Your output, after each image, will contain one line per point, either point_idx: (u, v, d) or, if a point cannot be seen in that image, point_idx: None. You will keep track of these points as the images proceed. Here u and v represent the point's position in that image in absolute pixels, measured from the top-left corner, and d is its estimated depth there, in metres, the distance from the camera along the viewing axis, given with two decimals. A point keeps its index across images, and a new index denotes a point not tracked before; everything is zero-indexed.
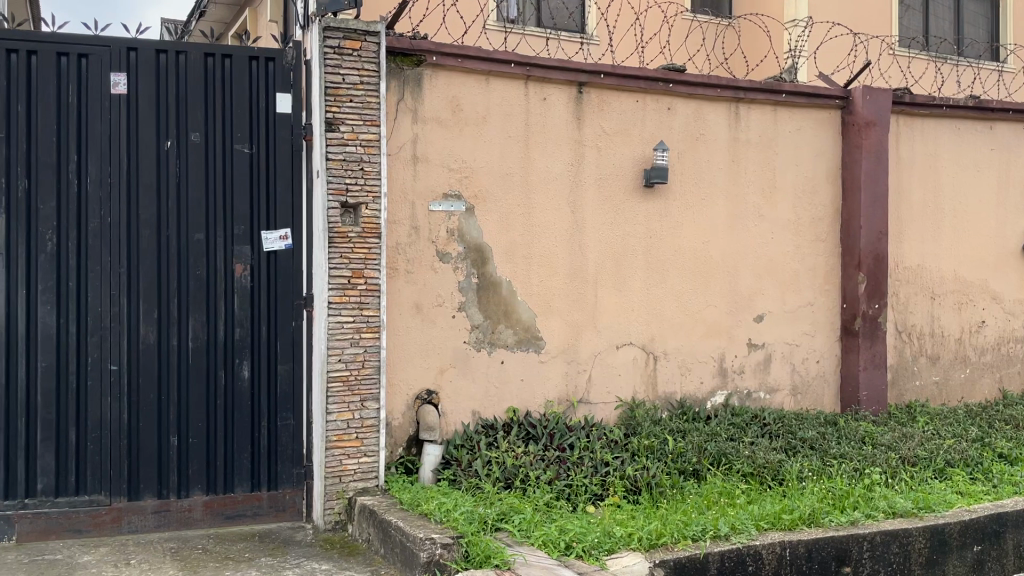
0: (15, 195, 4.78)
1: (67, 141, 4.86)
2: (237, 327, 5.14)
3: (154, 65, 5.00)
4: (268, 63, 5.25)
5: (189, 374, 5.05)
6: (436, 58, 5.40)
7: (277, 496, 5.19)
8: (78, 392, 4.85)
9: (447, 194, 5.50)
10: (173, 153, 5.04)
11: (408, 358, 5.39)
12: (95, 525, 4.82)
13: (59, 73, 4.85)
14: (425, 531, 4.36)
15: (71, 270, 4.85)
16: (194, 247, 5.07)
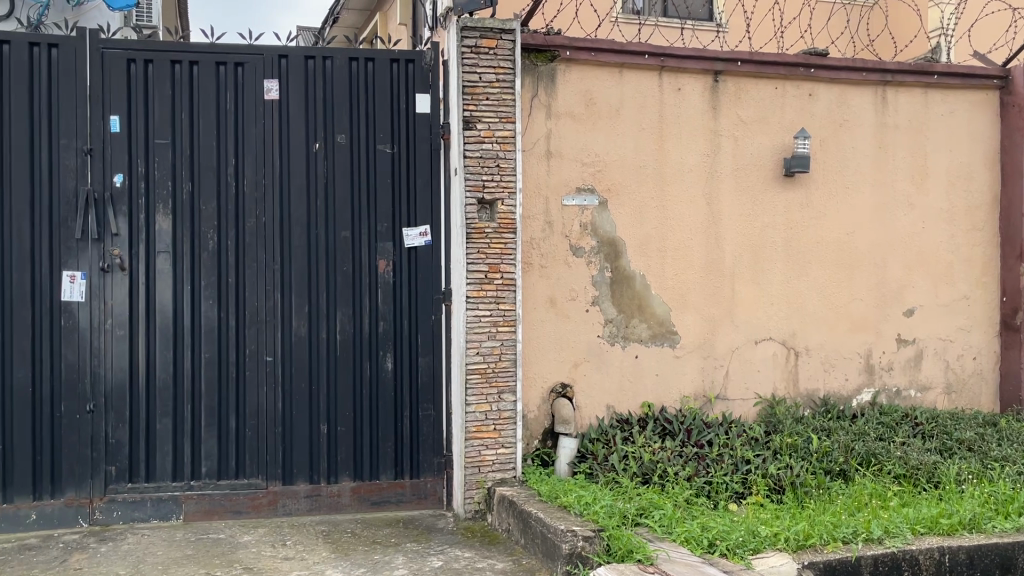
0: (180, 196, 5.10)
1: (225, 145, 5.15)
2: (381, 321, 5.34)
3: (304, 71, 5.24)
4: (408, 65, 5.40)
5: (338, 365, 5.28)
6: (569, 53, 5.41)
7: (419, 484, 5.36)
8: (237, 381, 5.15)
9: (580, 188, 5.50)
10: (321, 154, 5.27)
11: (543, 352, 5.43)
12: (253, 507, 5.11)
13: (218, 81, 5.14)
14: (566, 522, 4.39)
15: (231, 266, 5.15)
16: (341, 244, 5.29)
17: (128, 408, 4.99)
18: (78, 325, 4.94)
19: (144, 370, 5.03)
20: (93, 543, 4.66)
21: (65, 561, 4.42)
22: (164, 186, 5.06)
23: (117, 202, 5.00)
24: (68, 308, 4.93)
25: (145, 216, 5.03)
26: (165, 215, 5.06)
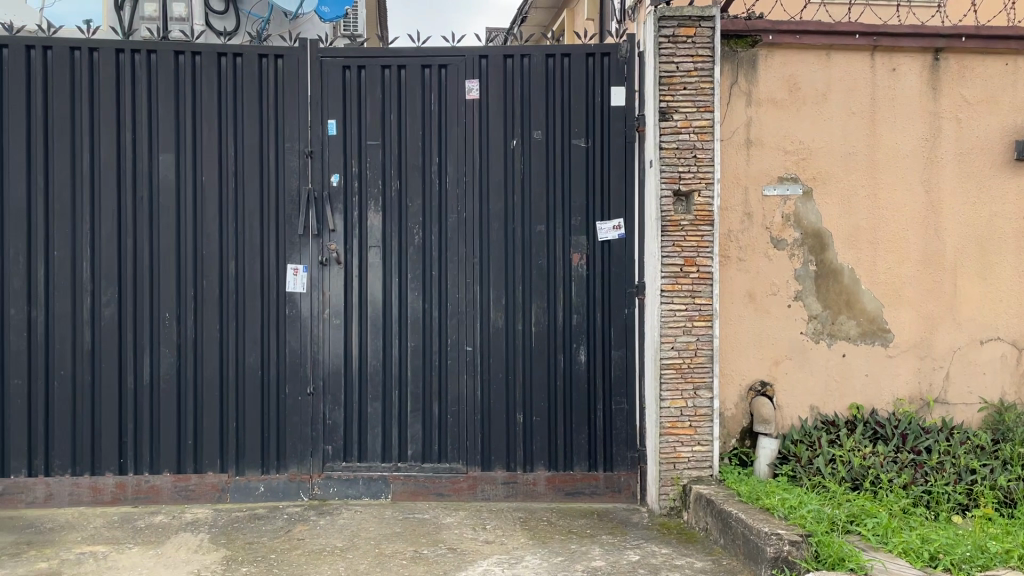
0: (389, 194, 5.39)
1: (430, 144, 5.39)
2: (575, 314, 5.38)
3: (503, 70, 5.38)
4: (604, 59, 5.40)
5: (533, 357, 5.38)
6: (772, 37, 5.20)
7: (612, 477, 5.36)
8: (440, 369, 5.39)
9: (783, 177, 5.27)
10: (519, 150, 5.39)
11: (741, 348, 5.26)
12: (454, 490, 5.32)
13: (423, 84, 5.38)
14: (769, 525, 4.23)
15: (434, 260, 5.39)
16: (537, 238, 5.38)
17: (343, 392, 5.35)
18: (300, 314, 5.33)
19: (357, 357, 5.37)
20: (313, 516, 5.03)
21: (289, 531, 4.82)
22: (374, 184, 5.37)
23: (334, 200, 5.35)
24: (292, 297, 5.34)
25: (358, 213, 5.36)
26: (375, 212, 5.37)
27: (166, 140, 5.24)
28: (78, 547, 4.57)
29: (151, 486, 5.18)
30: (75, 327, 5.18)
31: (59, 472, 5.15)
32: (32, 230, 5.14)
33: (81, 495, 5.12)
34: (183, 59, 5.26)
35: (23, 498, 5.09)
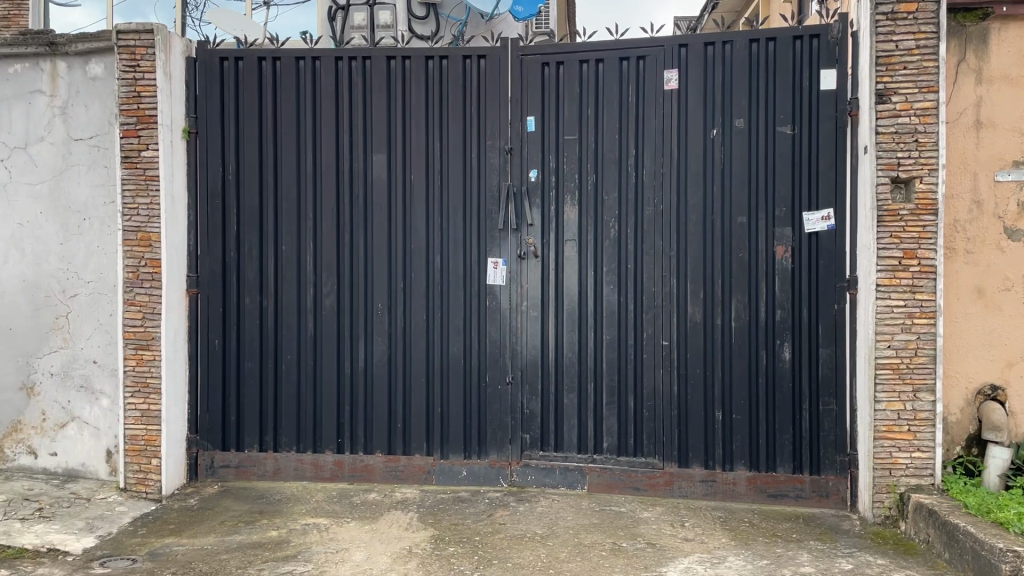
0: (586, 187, 5.42)
1: (628, 137, 5.36)
2: (779, 309, 5.17)
3: (703, 58, 5.24)
4: (813, 41, 5.13)
5: (733, 353, 5.23)
6: (1006, 8, 4.73)
7: (819, 481, 5.10)
8: (635, 363, 5.36)
9: (1019, 162, 4.80)
10: (719, 140, 5.24)
11: (968, 348, 4.85)
12: (650, 486, 5.28)
13: (621, 76, 5.36)
14: (1005, 542, 3.86)
15: (631, 253, 5.36)
16: (738, 230, 5.21)
17: (540, 383, 5.45)
18: (500, 306, 5.48)
19: (554, 349, 5.45)
20: (513, 502, 5.17)
21: (491, 515, 4.98)
22: (572, 179, 5.42)
23: (532, 194, 5.45)
24: (492, 290, 5.50)
25: (555, 207, 5.44)
26: (573, 205, 5.41)
27: (378, 141, 5.55)
28: (302, 518, 4.95)
29: (365, 466, 5.52)
30: (300, 316, 5.62)
31: (285, 449, 5.60)
32: (264, 227, 5.63)
33: (304, 471, 5.55)
34: (394, 63, 5.54)
35: (255, 472, 5.58)
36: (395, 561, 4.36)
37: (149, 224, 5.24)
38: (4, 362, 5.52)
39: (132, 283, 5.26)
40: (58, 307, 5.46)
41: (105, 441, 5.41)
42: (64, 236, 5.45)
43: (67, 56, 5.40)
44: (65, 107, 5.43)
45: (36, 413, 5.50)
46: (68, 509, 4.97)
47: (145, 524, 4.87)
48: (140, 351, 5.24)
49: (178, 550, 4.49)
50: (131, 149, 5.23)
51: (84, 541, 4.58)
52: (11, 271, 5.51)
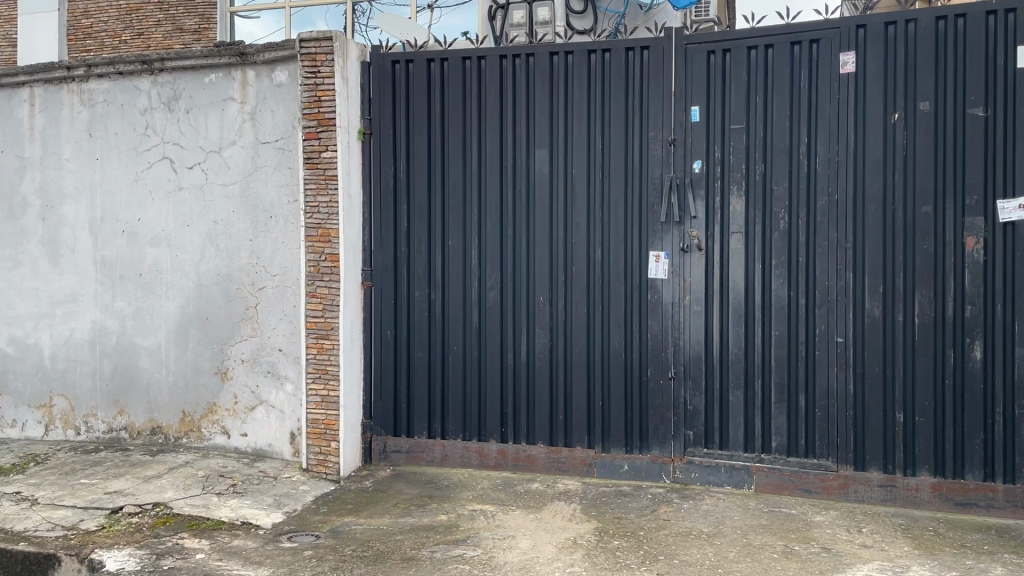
0: (753, 178, 5.25)
1: (799, 125, 5.15)
2: (968, 304, 4.82)
3: (883, 39, 4.96)
4: (1009, 15, 4.74)
5: (916, 351, 4.93)
6: None
7: (1014, 491, 4.73)
8: (807, 360, 5.15)
9: None
10: (901, 125, 4.94)
11: None
12: (824, 488, 5.07)
13: (792, 61, 5.15)
14: None
15: (802, 246, 5.15)
16: (922, 220, 4.90)
17: (704, 379, 5.33)
18: (663, 300, 5.41)
19: (718, 345, 5.31)
20: (677, 499, 5.11)
21: (655, 510, 4.94)
22: (739, 169, 5.26)
23: (696, 186, 5.34)
24: (654, 284, 5.43)
25: (721, 199, 5.30)
26: (739, 197, 5.26)
27: (541, 136, 5.61)
28: (470, 504, 5.11)
29: (528, 456, 5.63)
30: (465, 308, 5.78)
31: (452, 437, 5.79)
32: (431, 223, 5.83)
33: (470, 458, 5.72)
34: (557, 59, 5.58)
35: (424, 457, 5.81)
36: (561, 551, 4.41)
37: (329, 221, 5.56)
38: (202, 349, 6.02)
39: (314, 276, 5.61)
40: (248, 298, 5.90)
41: (289, 424, 5.80)
42: (253, 233, 5.88)
43: (255, 65, 5.81)
44: (253, 112, 5.85)
45: (229, 396, 5.96)
46: (258, 486, 5.36)
47: (326, 503, 5.18)
48: (320, 340, 5.59)
49: (356, 529, 4.74)
50: (312, 150, 5.58)
51: (272, 517, 4.93)
52: (208, 265, 6.00)
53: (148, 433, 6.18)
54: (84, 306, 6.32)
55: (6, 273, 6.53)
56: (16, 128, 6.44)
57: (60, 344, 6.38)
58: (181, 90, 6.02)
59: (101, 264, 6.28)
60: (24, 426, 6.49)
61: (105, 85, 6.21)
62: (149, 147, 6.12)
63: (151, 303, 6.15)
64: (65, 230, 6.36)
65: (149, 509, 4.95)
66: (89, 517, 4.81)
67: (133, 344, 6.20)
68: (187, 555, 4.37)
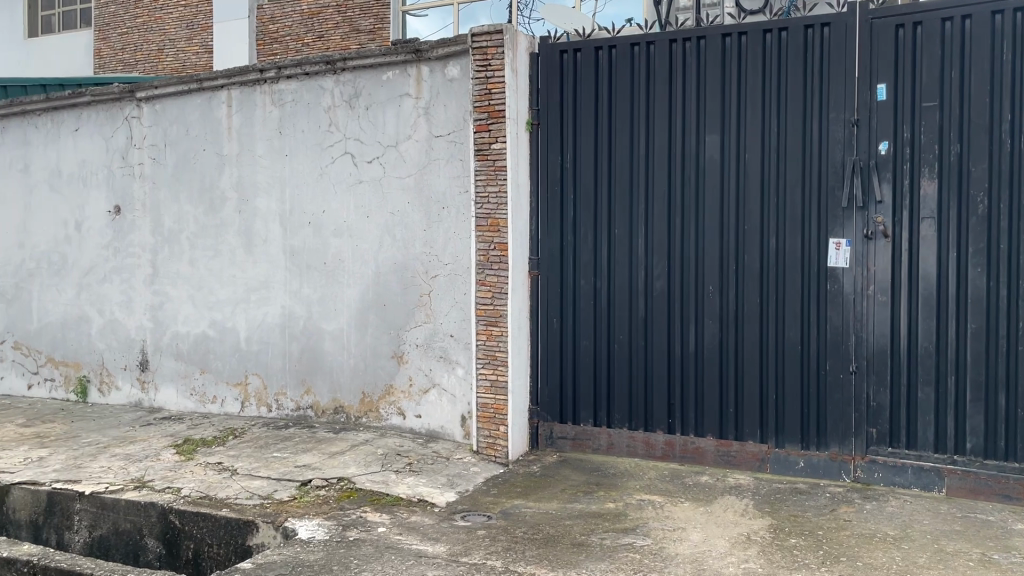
0: (947, 160, 4.88)
1: (1001, 101, 4.74)
2: None
3: None
4: None
5: None
6: None
7: None
8: (1009, 356, 4.75)
9: None
10: None
11: None
12: None
13: (994, 31, 4.73)
14: None
15: (1003, 232, 4.75)
16: None
17: (889, 374, 5.02)
18: (843, 290, 5.14)
19: (905, 338, 4.99)
20: (858, 499, 4.86)
21: (834, 510, 4.72)
22: (931, 150, 4.91)
23: (883, 169, 5.03)
24: (834, 273, 5.17)
25: (910, 182, 4.97)
26: (931, 179, 4.91)
27: (713, 121, 5.47)
28: (638, 494, 5.09)
29: (697, 448, 5.53)
30: (632, 297, 5.74)
31: (618, 426, 5.78)
32: (598, 211, 5.83)
33: (637, 448, 5.70)
34: (730, 41, 5.42)
35: (591, 445, 5.84)
36: (734, 546, 4.31)
37: (498, 211, 5.69)
38: (379, 334, 6.34)
39: (484, 265, 5.76)
40: (422, 286, 6.15)
41: (460, 407, 6.00)
42: (427, 223, 6.11)
43: (429, 61, 6.02)
44: (427, 107, 6.07)
45: (405, 378, 6.24)
46: (432, 466, 5.59)
47: (496, 485, 5.32)
48: (490, 327, 5.74)
49: (527, 512, 4.84)
50: (483, 142, 5.72)
51: (447, 496, 5.12)
52: (385, 254, 6.30)
53: (331, 412, 6.59)
54: (275, 292, 6.81)
55: (208, 261, 7.13)
56: (216, 128, 7.01)
57: (254, 327, 6.91)
58: (361, 88, 6.34)
59: (290, 253, 6.73)
60: (224, 402, 7.08)
61: (293, 86, 6.63)
62: (332, 143, 6.49)
63: (334, 290, 6.54)
64: (258, 222, 6.87)
65: (334, 483, 5.28)
66: (282, 488, 5.18)
67: (318, 328, 6.61)
68: (369, 529, 4.62)
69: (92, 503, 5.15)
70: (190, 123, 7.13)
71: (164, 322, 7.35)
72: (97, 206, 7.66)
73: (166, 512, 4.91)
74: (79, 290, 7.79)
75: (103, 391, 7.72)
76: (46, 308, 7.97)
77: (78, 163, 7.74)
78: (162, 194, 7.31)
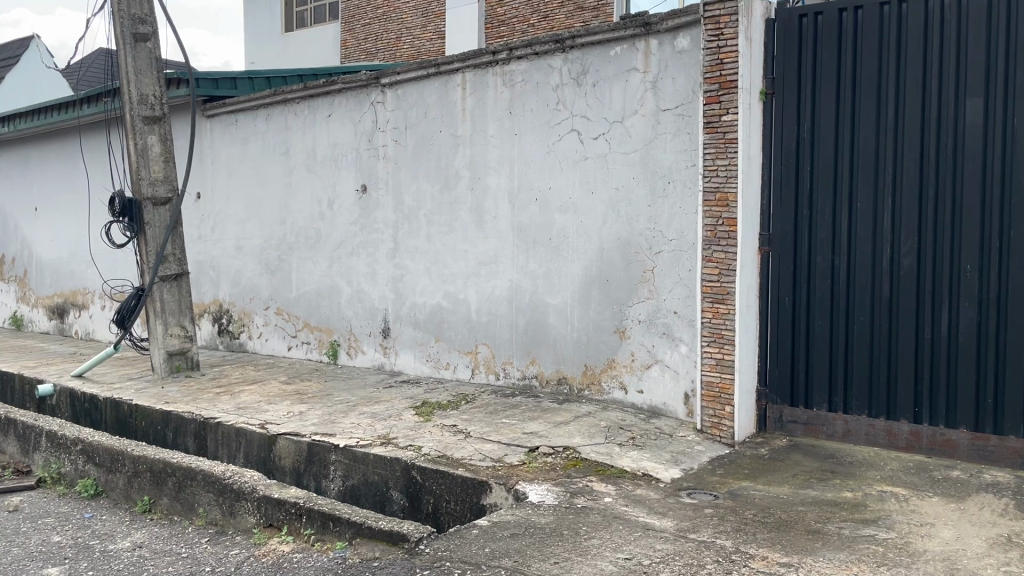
0: None
1: None
2: None
3: None
4: None
5: None
6: None
7: None
8: None
9: None
10: None
11: None
12: None
13: None
14: None
15: None
16: None
17: None
18: None
19: None
20: None
21: None
22: None
23: None
24: None
25: None
26: None
27: (976, 83, 4.96)
28: (877, 484, 4.80)
29: (947, 440, 5.11)
30: (875, 275, 5.38)
31: (856, 412, 5.46)
32: (838, 184, 5.51)
33: (877, 437, 5.36)
34: None
35: (824, 430, 5.58)
36: (993, 547, 3.95)
37: (727, 184, 5.52)
38: (603, 309, 6.41)
39: (711, 241, 5.64)
40: (645, 262, 6.14)
41: (684, 384, 5.94)
42: (653, 199, 6.07)
43: (658, 34, 5.96)
44: (655, 80, 6.01)
45: (627, 353, 6.28)
46: (655, 441, 5.59)
47: (722, 465, 5.23)
48: (716, 305, 5.62)
49: (756, 495, 4.72)
50: (713, 114, 5.57)
51: (671, 472, 5.10)
52: (610, 230, 6.34)
53: (555, 383, 6.77)
54: (503, 267, 7.09)
55: (443, 236, 7.56)
56: (451, 110, 7.38)
57: (484, 299, 7.24)
58: (589, 65, 6.40)
59: (518, 229, 6.96)
60: (456, 368, 7.51)
61: (523, 66, 6.83)
62: (560, 121, 6.62)
63: (559, 265, 6.69)
64: (488, 199, 7.17)
65: (560, 451, 5.43)
66: (512, 452, 5.41)
67: (543, 302, 6.81)
68: (596, 498, 4.72)
69: (345, 455, 5.67)
70: (428, 106, 7.56)
71: (403, 293, 7.90)
72: (346, 185, 8.35)
73: (409, 468, 5.30)
74: (331, 263, 8.56)
75: (350, 354, 8.44)
76: (303, 278, 8.83)
77: (330, 146, 8.47)
78: (403, 174, 7.83)
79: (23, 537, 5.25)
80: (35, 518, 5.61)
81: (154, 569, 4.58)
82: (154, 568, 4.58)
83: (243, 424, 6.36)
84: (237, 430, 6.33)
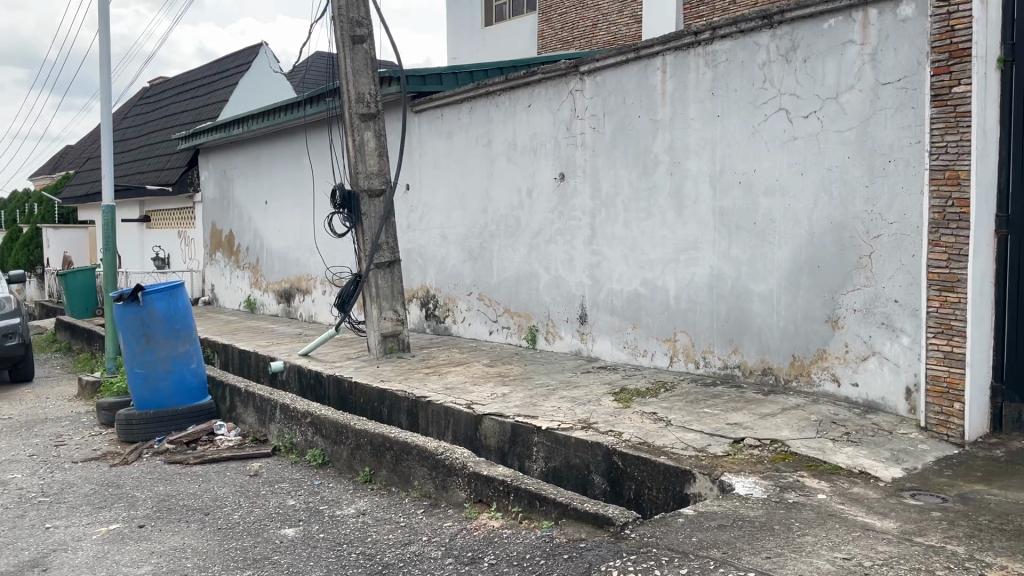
0: None
1: None
2: None
3: None
4: None
5: None
6: None
7: None
8: None
9: None
10: None
11: None
12: None
13: None
14: None
15: None
16: None
17: None
18: None
19: None
20: None
21: None
22: None
23: None
24: None
25: None
26: None
27: None
28: None
29: None
30: None
31: None
32: None
33: None
34: None
35: None
36: None
37: (958, 161, 5.06)
38: (814, 297, 6.11)
39: (939, 224, 5.20)
40: (862, 247, 5.78)
41: (906, 378, 5.53)
42: (870, 179, 5.70)
43: (878, 3, 5.57)
44: (875, 53, 5.62)
45: (840, 344, 5.95)
46: (873, 438, 5.26)
47: (951, 466, 4.82)
48: (944, 293, 5.18)
49: (991, 500, 4.32)
50: (942, 86, 5.13)
51: (892, 471, 4.78)
52: (821, 213, 6.02)
53: (760, 373, 6.54)
54: (704, 252, 6.93)
55: (642, 223, 7.50)
56: (651, 94, 7.30)
57: (684, 286, 7.12)
58: (799, 40, 6.10)
59: (720, 213, 6.78)
60: (655, 356, 7.44)
61: (727, 45, 6.62)
62: (766, 100, 6.36)
63: (765, 250, 6.44)
64: (689, 183, 7.03)
65: (768, 444, 5.25)
66: (715, 443, 5.29)
67: (747, 289, 6.59)
68: (808, 494, 4.51)
69: (548, 437, 5.80)
70: (627, 92, 7.53)
71: (601, 279, 7.95)
72: (545, 173, 8.51)
73: (610, 453, 5.34)
74: (531, 250, 8.76)
75: (549, 339, 8.61)
76: (504, 265, 9.11)
77: (530, 135, 8.65)
78: (601, 161, 7.86)
79: (264, 498, 5.83)
80: (273, 483, 6.21)
81: (377, 535, 4.93)
82: (376, 534, 4.94)
83: (451, 404, 6.68)
84: (447, 409, 6.66)
